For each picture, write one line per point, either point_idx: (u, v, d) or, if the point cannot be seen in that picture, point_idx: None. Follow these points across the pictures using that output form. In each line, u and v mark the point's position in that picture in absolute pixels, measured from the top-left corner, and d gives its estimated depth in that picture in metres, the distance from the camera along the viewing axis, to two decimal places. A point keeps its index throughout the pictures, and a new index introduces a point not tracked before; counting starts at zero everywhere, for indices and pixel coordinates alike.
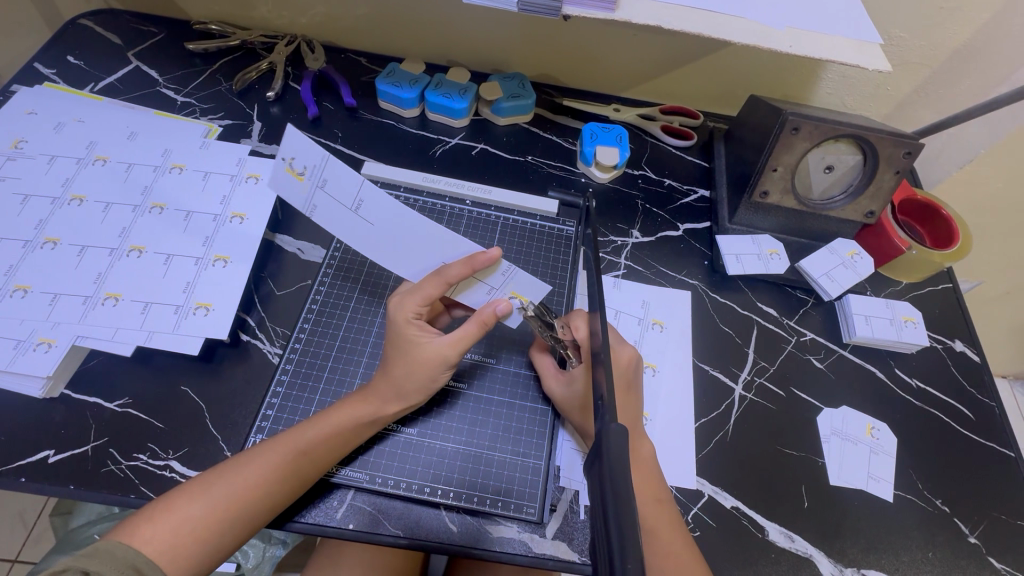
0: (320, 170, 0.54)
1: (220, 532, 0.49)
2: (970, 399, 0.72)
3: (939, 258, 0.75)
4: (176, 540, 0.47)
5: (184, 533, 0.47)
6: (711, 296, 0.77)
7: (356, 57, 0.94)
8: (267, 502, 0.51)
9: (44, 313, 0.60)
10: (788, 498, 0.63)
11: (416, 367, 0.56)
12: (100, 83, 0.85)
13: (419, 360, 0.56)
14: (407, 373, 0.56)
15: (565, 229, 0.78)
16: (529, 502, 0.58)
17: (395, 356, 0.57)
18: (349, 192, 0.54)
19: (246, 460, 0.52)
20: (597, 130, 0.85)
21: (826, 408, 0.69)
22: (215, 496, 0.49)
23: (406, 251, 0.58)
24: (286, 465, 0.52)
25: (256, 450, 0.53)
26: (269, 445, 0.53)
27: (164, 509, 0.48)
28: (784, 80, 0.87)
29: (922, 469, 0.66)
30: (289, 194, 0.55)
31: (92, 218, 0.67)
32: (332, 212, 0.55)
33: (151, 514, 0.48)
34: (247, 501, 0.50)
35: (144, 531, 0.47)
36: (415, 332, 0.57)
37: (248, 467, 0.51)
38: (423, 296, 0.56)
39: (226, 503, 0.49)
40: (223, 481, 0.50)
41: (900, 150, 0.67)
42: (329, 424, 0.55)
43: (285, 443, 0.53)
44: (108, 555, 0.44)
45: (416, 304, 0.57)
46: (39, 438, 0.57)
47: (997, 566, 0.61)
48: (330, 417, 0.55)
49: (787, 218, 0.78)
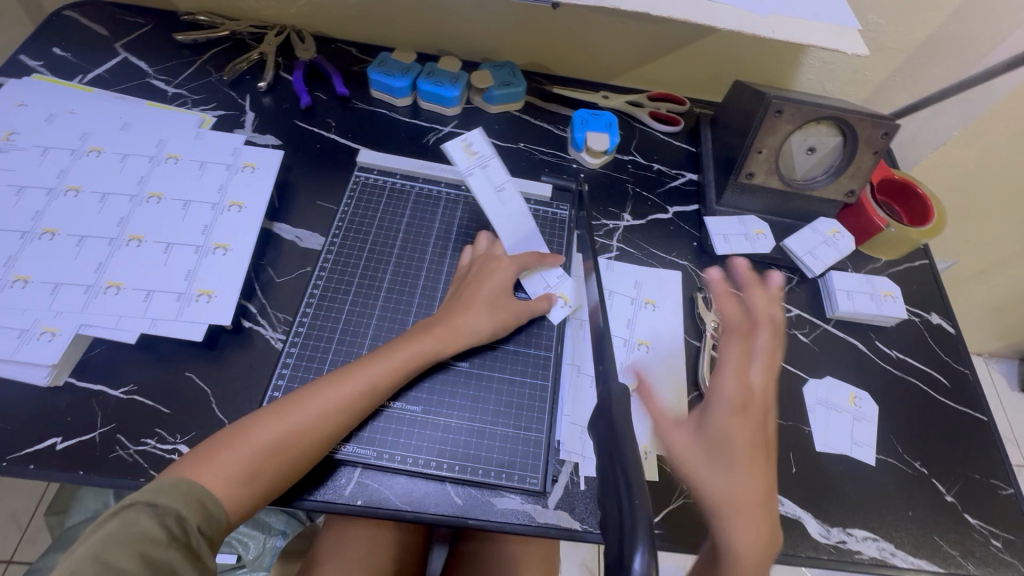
0: (487, 159, 0.73)
1: (285, 464, 0.52)
2: (945, 368, 0.76)
3: (916, 235, 0.78)
4: (247, 467, 0.50)
5: (252, 462, 0.51)
6: (700, 275, 0.79)
7: (347, 47, 0.94)
8: (329, 434, 0.54)
9: (46, 303, 0.60)
10: (777, 465, 0.66)
11: (493, 309, 0.65)
12: (88, 74, 0.84)
13: (495, 304, 0.65)
14: (483, 313, 0.64)
15: (559, 213, 0.80)
16: (531, 473, 0.60)
17: (472, 296, 0.65)
18: (500, 178, 0.73)
19: (313, 392, 0.55)
20: (587, 116, 0.87)
21: (811, 379, 0.72)
22: (284, 426, 0.53)
23: (515, 223, 0.73)
24: (350, 398, 0.56)
25: (323, 381, 0.56)
26: (335, 378, 0.57)
27: (235, 439, 0.52)
28: (767, 66, 0.90)
29: (901, 434, 0.70)
30: (455, 158, 0.72)
31: (89, 208, 0.67)
32: (481, 181, 0.72)
33: (221, 444, 0.51)
34: (312, 433, 0.53)
35: (215, 460, 0.50)
36: (502, 285, 0.66)
37: (315, 399, 0.55)
38: (514, 265, 0.68)
39: (291, 435, 0.53)
40: (290, 412, 0.54)
41: (877, 131, 0.70)
42: (392, 360, 0.59)
43: (352, 377, 0.57)
44: (172, 489, 0.47)
45: (512, 269, 0.68)
46: (46, 425, 0.58)
47: (972, 522, 0.65)
48: (395, 351, 0.60)
49: (772, 199, 0.80)
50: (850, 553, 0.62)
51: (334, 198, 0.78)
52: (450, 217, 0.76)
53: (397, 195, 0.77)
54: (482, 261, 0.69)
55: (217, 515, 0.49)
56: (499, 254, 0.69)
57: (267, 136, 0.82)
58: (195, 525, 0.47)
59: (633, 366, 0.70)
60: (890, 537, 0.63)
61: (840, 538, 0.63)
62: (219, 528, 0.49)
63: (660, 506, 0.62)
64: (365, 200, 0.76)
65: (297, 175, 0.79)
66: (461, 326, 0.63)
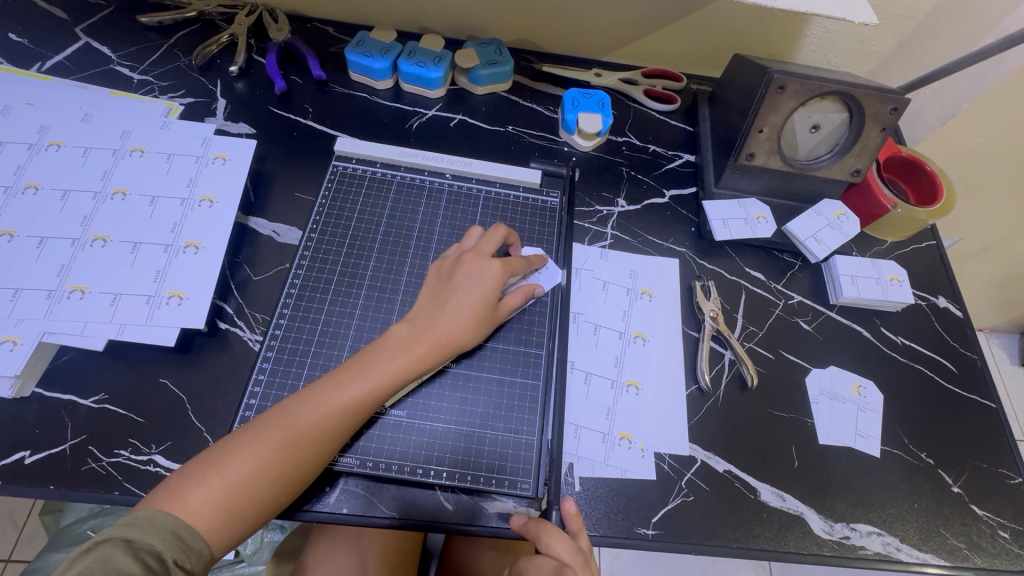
0: None
1: (268, 498, 0.49)
2: (952, 353, 0.73)
3: (924, 216, 0.75)
4: (226, 503, 0.47)
5: (232, 496, 0.47)
6: (699, 262, 0.76)
7: (324, 27, 0.89)
8: (317, 458, 0.51)
9: (6, 310, 0.57)
10: (780, 460, 0.64)
11: (478, 316, 0.58)
12: (48, 61, 0.79)
13: (482, 310, 0.59)
14: (470, 325, 0.58)
15: (549, 200, 0.76)
16: (523, 477, 0.58)
17: (458, 302, 0.58)
18: None
19: (290, 417, 0.51)
20: (578, 96, 0.82)
21: (813, 368, 0.70)
22: (266, 453, 0.49)
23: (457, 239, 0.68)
24: (332, 422, 0.51)
25: (297, 405, 0.51)
26: (314, 406, 0.51)
27: (208, 474, 0.47)
28: (768, 38, 0.85)
29: (906, 424, 0.68)
30: None
31: (50, 207, 0.63)
32: None
33: (193, 477, 0.47)
34: (294, 462, 0.50)
35: (189, 495, 0.46)
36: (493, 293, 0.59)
37: (294, 426, 0.50)
38: (506, 269, 0.61)
39: (272, 467, 0.49)
40: (266, 441, 0.49)
41: (886, 106, 0.66)
42: (379, 376, 0.54)
43: (329, 400, 0.52)
44: (147, 523, 0.44)
45: (502, 272, 0.61)
46: (14, 438, 0.55)
47: (978, 513, 0.63)
48: (375, 368, 0.54)
49: (773, 180, 0.77)
50: (854, 548, 0.60)
51: (313, 188, 0.74)
52: (434, 209, 0.73)
53: (378, 185, 0.73)
54: (468, 259, 0.61)
55: (196, 548, 0.45)
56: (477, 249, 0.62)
57: (240, 124, 0.78)
58: (174, 559, 0.44)
59: (628, 360, 0.67)
60: (894, 531, 0.62)
61: (844, 534, 0.61)
62: (204, 558, 0.46)
63: (658, 506, 0.60)
64: (343, 191, 0.72)
65: (272, 165, 0.75)
66: (445, 339, 0.57)
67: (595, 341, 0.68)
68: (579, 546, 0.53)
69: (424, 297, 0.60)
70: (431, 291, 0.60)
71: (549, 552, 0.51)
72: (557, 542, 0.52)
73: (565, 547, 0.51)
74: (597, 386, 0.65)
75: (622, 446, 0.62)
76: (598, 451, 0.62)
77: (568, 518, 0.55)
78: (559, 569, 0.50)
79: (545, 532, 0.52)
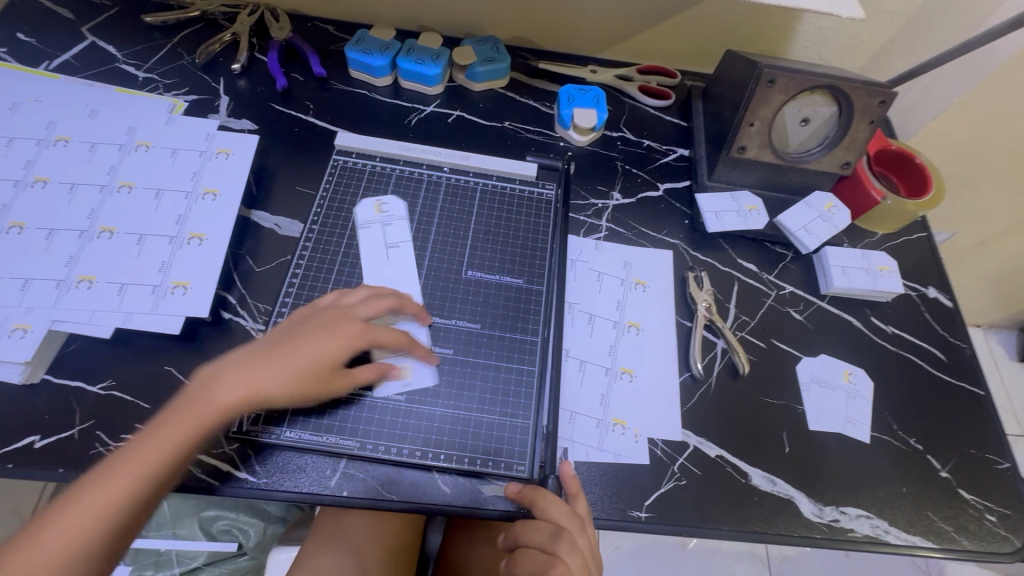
0: (392, 216, 0.72)
1: (107, 530, 0.46)
2: (941, 342, 0.75)
3: (913, 208, 0.76)
4: (61, 544, 0.44)
5: (70, 543, 0.45)
6: (692, 253, 0.77)
7: (324, 26, 0.91)
8: (164, 480, 0.49)
9: (16, 299, 0.58)
10: (771, 445, 0.65)
11: (310, 374, 0.55)
12: (56, 60, 0.81)
13: (312, 373, 0.55)
14: (282, 372, 0.54)
15: (545, 193, 0.77)
16: (519, 460, 0.59)
17: (290, 355, 0.55)
18: (398, 236, 0.70)
19: (137, 452, 0.49)
20: (574, 92, 0.84)
21: (804, 356, 0.71)
22: (111, 483, 0.47)
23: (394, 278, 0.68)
24: (175, 458, 0.50)
25: (133, 448, 0.49)
26: (164, 430, 0.50)
27: (33, 531, 0.44)
28: (760, 34, 0.87)
29: (895, 411, 0.69)
30: (360, 214, 0.71)
31: (59, 200, 0.65)
32: (376, 238, 0.70)
33: (16, 535, 0.44)
34: (138, 489, 0.48)
35: (14, 554, 0.43)
36: (321, 360, 0.56)
37: (134, 463, 0.48)
38: (365, 334, 0.58)
39: (109, 510, 0.46)
40: (115, 470, 0.48)
41: (874, 99, 0.67)
42: (217, 401, 0.52)
43: (177, 422, 0.51)
44: None
45: (356, 337, 0.58)
46: (24, 423, 0.57)
47: (966, 497, 0.65)
48: (199, 409, 0.51)
49: (765, 173, 0.78)
50: (844, 531, 0.62)
51: (314, 183, 0.76)
52: (432, 202, 0.74)
53: (377, 179, 0.75)
54: (325, 314, 0.59)
55: None
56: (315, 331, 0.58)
57: (242, 120, 0.79)
58: None
59: (622, 348, 0.69)
60: (883, 515, 0.63)
61: (834, 517, 0.62)
62: None
63: (650, 490, 0.61)
64: (344, 184, 0.74)
65: (274, 160, 0.77)
66: (264, 383, 0.54)
67: (589, 330, 0.69)
68: (574, 509, 0.57)
69: (271, 336, 0.58)
70: (278, 328, 0.58)
71: (546, 516, 0.54)
72: (553, 506, 0.55)
73: (561, 511, 0.55)
74: (591, 374, 0.67)
75: (616, 432, 0.63)
76: (592, 436, 0.63)
77: (566, 481, 0.58)
78: (556, 533, 0.54)
79: (542, 497, 0.55)
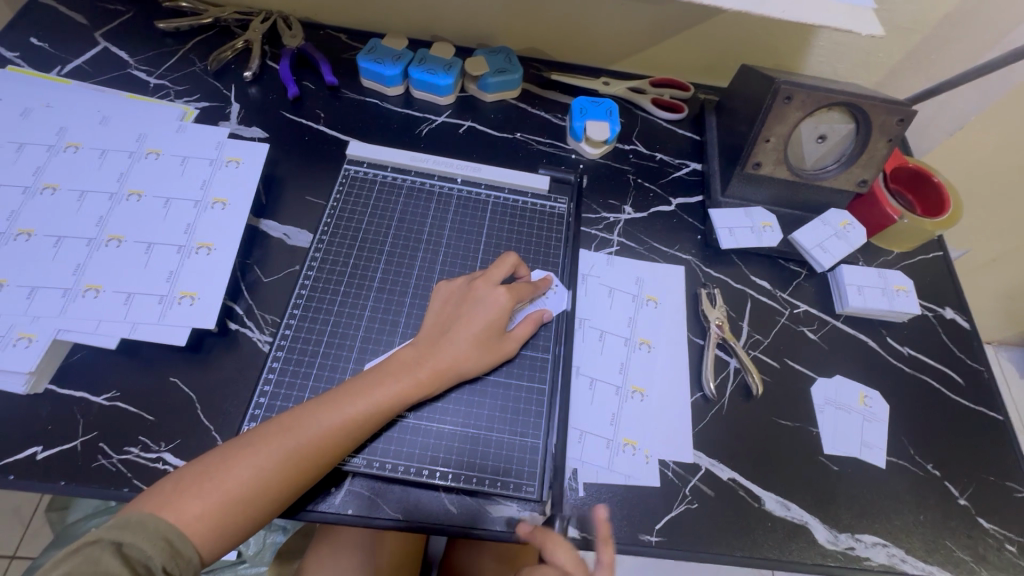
0: None
1: (262, 508, 0.49)
2: (959, 365, 0.73)
3: (930, 227, 0.75)
4: (216, 512, 0.47)
5: (229, 500, 0.48)
6: (704, 270, 0.76)
7: (336, 34, 0.90)
8: (324, 465, 0.52)
9: (23, 307, 0.58)
10: (784, 468, 0.64)
11: (481, 345, 0.60)
12: (68, 65, 0.81)
13: (487, 340, 0.60)
14: (471, 355, 0.59)
15: (557, 207, 0.77)
16: (528, 481, 0.58)
17: (462, 328, 0.59)
18: None
19: (292, 425, 0.52)
20: (586, 104, 0.83)
21: (819, 377, 0.70)
22: (265, 467, 0.49)
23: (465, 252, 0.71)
24: (340, 435, 0.52)
25: (285, 425, 0.51)
26: (329, 413, 0.52)
27: (198, 486, 0.48)
28: (776, 49, 0.86)
29: (912, 434, 0.67)
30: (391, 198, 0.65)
31: (67, 206, 0.64)
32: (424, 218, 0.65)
33: (186, 487, 0.48)
34: (302, 466, 0.51)
35: (180, 506, 0.47)
36: (496, 324, 0.60)
37: (295, 436, 0.51)
38: (513, 296, 0.62)
39: (272, 474, 0.49)
40: (264, 454, 0.50)
41: (892, 117, 0.66)
42: (372, 398, 0.54)
43: (344, 409, 0.53)
44: (141, 527, 0.45)
45: (508, 300, 0.61)
46: (26, 434, 0.56)
47: (986, 526, 0.63)
48: (364, 391, 0.54)
49: (780, 189, 0.77)
50: (859, 559, 0.60)
51: (324, 192, 0.75)
52: (443, 212, 0.74)
53: (389, 190, 0.74)
54: (475, 286, 0.62)
55: (187, 555, 0.46)
56: (472, 291, 0.62)
57: (253, 128, 0.79)
58: (164, 564, 0.45)
59: (634, 365, 0.68)
60: (900, 543, 0.61)
61: (849, 544, 0.61)
62: (194, 566, 0.47)
63: (662, 513, 0.60)
64: (355, 194, 0.73)
65: (284, 169, 0.76)
66: (447, 365, 0.58)
67: (600, 347, 0.68)
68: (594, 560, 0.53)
69: (430, 319, 0.61)
70: (437, 313, 0.61)
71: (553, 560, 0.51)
72: (562, 551, 0.51)
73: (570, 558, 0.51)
74: (602, 391, 0.65)
75: (626, 452, 0.62)
76: (603, 456, 0.62)
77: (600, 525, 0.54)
78: None
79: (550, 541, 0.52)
